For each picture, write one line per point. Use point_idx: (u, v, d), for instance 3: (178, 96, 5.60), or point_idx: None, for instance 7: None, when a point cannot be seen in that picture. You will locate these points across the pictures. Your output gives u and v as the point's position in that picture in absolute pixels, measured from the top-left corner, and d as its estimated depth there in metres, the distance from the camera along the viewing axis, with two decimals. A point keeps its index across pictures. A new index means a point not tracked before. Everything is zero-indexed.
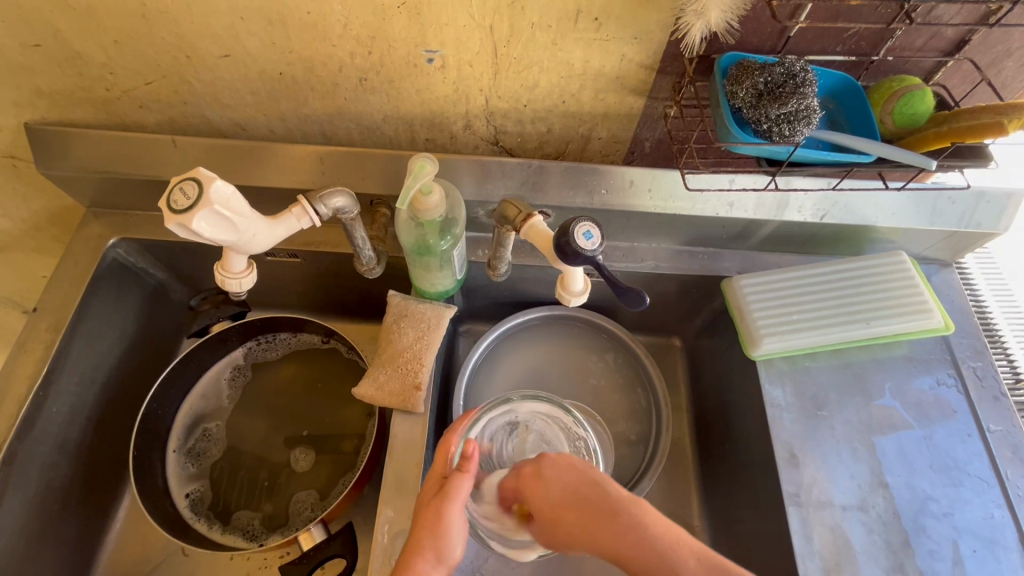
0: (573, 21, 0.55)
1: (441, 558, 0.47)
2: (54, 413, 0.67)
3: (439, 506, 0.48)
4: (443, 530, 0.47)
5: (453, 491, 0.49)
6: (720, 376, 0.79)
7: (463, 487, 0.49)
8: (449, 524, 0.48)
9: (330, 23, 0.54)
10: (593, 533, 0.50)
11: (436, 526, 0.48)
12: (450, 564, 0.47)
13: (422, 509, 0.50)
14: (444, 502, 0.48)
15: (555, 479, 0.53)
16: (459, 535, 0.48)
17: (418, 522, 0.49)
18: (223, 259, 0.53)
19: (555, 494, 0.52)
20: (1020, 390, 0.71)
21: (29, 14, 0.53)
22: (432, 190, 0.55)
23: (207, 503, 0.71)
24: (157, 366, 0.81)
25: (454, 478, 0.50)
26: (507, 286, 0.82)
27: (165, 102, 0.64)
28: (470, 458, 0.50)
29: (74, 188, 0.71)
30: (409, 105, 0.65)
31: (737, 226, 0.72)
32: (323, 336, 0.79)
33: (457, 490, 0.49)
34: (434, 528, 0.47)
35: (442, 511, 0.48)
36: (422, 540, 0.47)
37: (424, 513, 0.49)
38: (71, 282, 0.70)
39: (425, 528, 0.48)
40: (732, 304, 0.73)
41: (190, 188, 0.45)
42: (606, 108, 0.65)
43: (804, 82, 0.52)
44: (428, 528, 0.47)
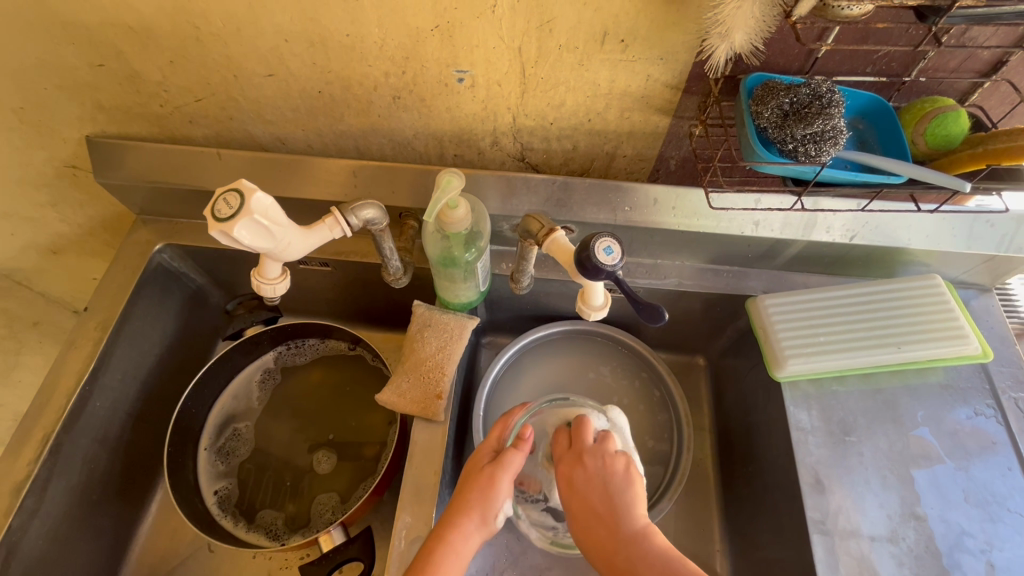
0: (599, 42, 0.56)
1: (488, 518, 0.54)
2: (98, 407, 0.70)
3: (488, 479, 0.55)
4: (492, 498, 0.54)
5: (508, 463, 0.56)
6: (744, 397, 0.78)
7: (515, 461, 0.56)
8: (498, 489, 0.55)
9: (367, 45, 0.57)
10: (599, 544, 0.54)
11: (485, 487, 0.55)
12: (496, 520, 0.55)
13: (470, 477, 0.56)
14: (498, 469, 0.55)
15: (591, 486, 0.56)
16: (506, 494, 0.56)
17: (462, 493, 0.55)
18: (259, 265, 0.53)
19: (580, 505, 0.56)
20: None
21: (96, 38, 0.58)
22: (458, 204, 0.57)
23: (234, 501, 0.73)
24: (192, 366, 0.85)
25: (487, 468, 0.56)
26: (530, 300, 0.83)
27: (213, 118, 0.68)
28: (524, 439, 0.57)
29: (127, 196, 0.76)
30: (439, 122, 0.67)
31: (763, 245, 0.71)
32: (351, 343, 0.81)
33: (510, 463, 0.56)
34: (484, 488, 0.55)
35: (494, 479, 0.55)
36: (472, 499, 0.54)
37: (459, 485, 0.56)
38: (120, 283, 0.74)
39: (473, 493, 0.55)
40: (757, 323, 0.71)
41: (234, 197, 0.45)
42: (631, 126, 0.67)
43: (831, 103, 0.52)
44: (480, 490, 0.55)
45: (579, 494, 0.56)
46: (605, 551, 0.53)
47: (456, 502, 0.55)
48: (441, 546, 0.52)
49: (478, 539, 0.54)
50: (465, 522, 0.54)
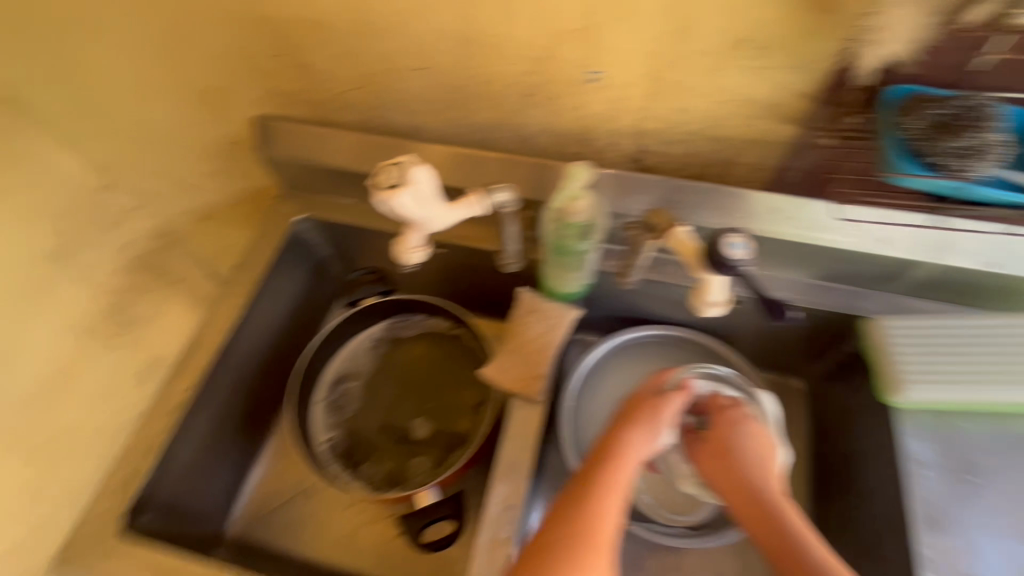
0: (736, 48, 0.58)
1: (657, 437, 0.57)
2: (239, 351, 0.81)
3: (661, 403, 0.59)
4: (664, 420, 0.58)
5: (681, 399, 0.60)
6: (848, 423, 0.75)
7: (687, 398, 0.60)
8: (668, 416, 0.58)
9: (512, 44, 0.62)
10: (740, 487, 0.56)
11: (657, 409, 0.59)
12: (663, 439, 0.58)
13: (639, 401, 0.61)
14: (670, 400, 0.59)
15: (750, 435, 0.58)
16: (674, 423, 0.59)
17: (632, 411, 0.60)
18: (403, 235, 0.57)
19: (731, 449, 0.58)
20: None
21: (283, 31, 0.68)
22: (580, 197, 0.61)
23: (340, 451, 0.81)
24: (312, 328, 0.94)
25: (658, 395, 0.60)
26: (627, 301, 0.85)
27: (363, 106, 0.77)
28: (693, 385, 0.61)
29: (280, 172, 0.87)
30: (564, 120, 0.71)
31: (886, 265, 0.68)
32: (453, 323, 0.87)
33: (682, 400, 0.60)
34: (656, 410, 0.59)
35: (667, 404, 0.59)
36: (644, 416, 0.59)
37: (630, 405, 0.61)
38: (266, 247, 0.85)
39: (644, 412, 0.59)
40: (872, 343, 0.68)
41: (395, 171, 0.50)
42: (755, 134, 0.67)
43: (985, 116, 0.50)
44: (652, 412, 0.59)
45: (734, 439, 0.59)
46: (755, 492, 0.54)
47: (626, 417, 0.59)
48: (613, 450, 0.56)
49: (646, 451, 0.57)
50: (637, 433, 0.57)
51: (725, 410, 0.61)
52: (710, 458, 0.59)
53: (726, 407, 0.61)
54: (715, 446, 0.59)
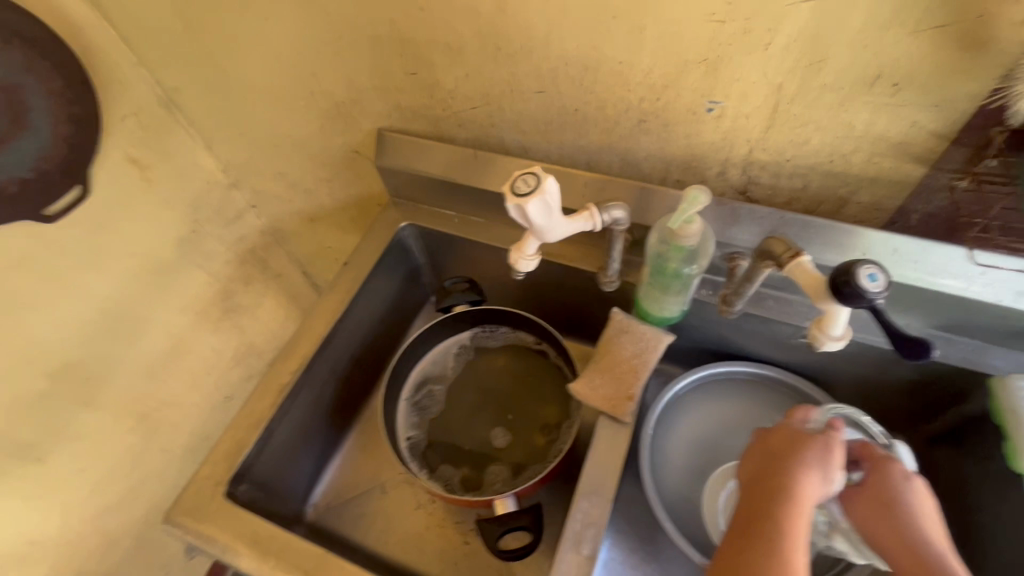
0: (869, 84, 0.57)
1: (829, 481, 0.55)
2: (338, 343, 0.85)
3: (830, 444, 0.56)
4: (835, 464, 0.55)
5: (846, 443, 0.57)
6: (963, 491, 0.69)
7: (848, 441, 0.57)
8: (839, 456, 0.56)
9: (634, 71, 0.65)
10: (909, 544, 0.53)
11: (824, 448, 0.56)
12: (835, 484, 0.55)
13: (801, 439, 0.57)
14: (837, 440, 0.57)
15: (917, 489, 0.56)
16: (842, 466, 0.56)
17: (797, 449, 0.57)
18: (519, 242, 0.59)
19: (897, 500, 0.55)
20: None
21: (419, 53, 0.74)
22: (693, 220, 0.60)
23: (421, 451, 0.83)
24: (400, 330, 0.99)
25: (823, 435, 0.57)
26: (719, 334, 0.83)
27: (478, 124, 0.81)
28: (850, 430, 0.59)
29: (391, 180, 0.93)
30: (674, 147, 0.72)
31: (1021, 320, 0.63)
32: (538, 338, 0.88)
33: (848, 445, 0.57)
34: (826, 451, 0.56)
35: (836, 446, 0.56)
36: (812, 456, 0.56)
37: (791, 441, 0.58)
38: (371, 248, 0.91)
39: (810, 450, 0.56)
40: (1002, 403, 0.63)
41: (531, 179, 0.51)
42: (876, 172, 0.65)
43: None
44: (823, 454, 0.56)
45: (899, 491, 0.56)
46: (932, 549, 0.52)
47: (791, 457, 0.56)
48: (792, 491, 0.53)
49: (817, 495, 0.54)
50: (811, 474, 0.54)
51: (887, 459, 0.58)
52: (871, 506, 0.57)
53: (886, 457, 0.59)
54: (874, 496, 0.57)
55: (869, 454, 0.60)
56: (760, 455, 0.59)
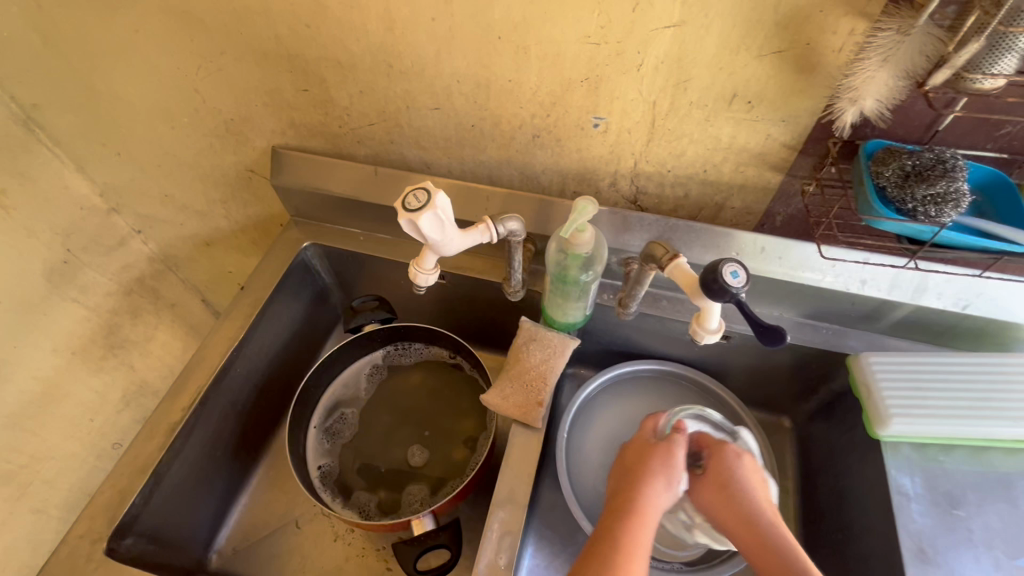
0: (727, 102, 0.64)
1: (672, 486, 0.57)
2: (238, 373, 0.80)
3: (667, 450, 0.59)
4: (675, 468, 0.58)
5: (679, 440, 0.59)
6: (837, 460, 0.77)
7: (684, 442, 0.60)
8: (677, 459, 0.58)
9: (523, 89, 0.68)
10: (746, 523, 0.54)
11: (665, 455, 0.59)
12: (677, 489, 0.57)
13: (645, 452, 0.60)
14: (674, 444, 0.59)
15: (746, 469, 0.58)
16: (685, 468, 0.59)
17: (643, 462, 0.59)
18: (418, 257, 0.59)
19: (731, 481, 0.57)
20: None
21: (309, 69, 0.72)
22: (585, 229, 0.64)
23: (334, 478, 0.80)
24: (309, 354, 0.95)
25: (664, 442, 0.60)
26: (623, 335, 0.88)
27: (377, 141, 0.81)
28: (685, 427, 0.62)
29: (291, 200, 0.90)
30: (568, 161, 0.76)
31: (867, 305, 0.73)
32: (452, 351, 0.88)
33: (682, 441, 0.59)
34: (664, 458, 0.58)
35: (672, 450, 0.59)
36: (653, 467, 0.58)
37: (638, 456, 0.60)
38: (271, 271, 0.87)
39: (653, 461, 0.58)
40: (858, 379, 0.71)
41: (422, 194, 0.52)
42: (743, 180, 0.72)
43: (954, 168, 0.55)
44: (664, 463, 0.58)
45: (731, 474, 0.58)
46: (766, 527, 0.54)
47: (636, 471, 0.59)
48: (636, 505, 0.55)
49: (663, 503, 0.56)
50: (655, 484, 0.57)
51: (719, 444, 0.61)
52: (709, 491, 0.58)
53: (720, 441, 0.61)
54: (713, 480, 0.58)
55: (705, 441, 0.62)
56: (618, 473, 0.61)
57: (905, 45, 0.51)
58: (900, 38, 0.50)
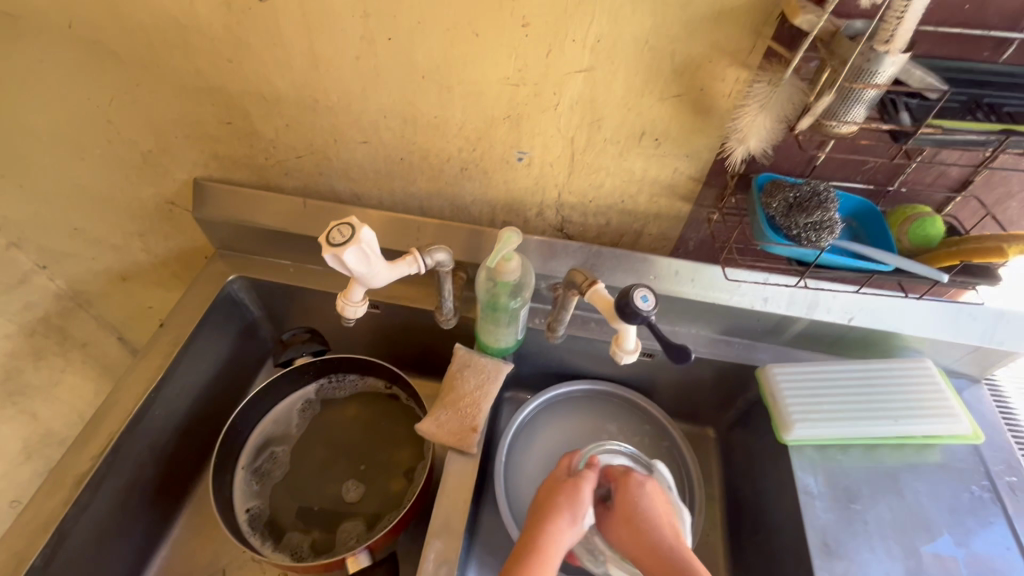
0: (637, 139, 0.69)
1: (577, 518, 0.60)
2: (156, 415, 0.76)
3: (574, 485, 0.62)
4: (580, 501, 0.61)
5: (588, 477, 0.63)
6: (753, 465, 0.83)
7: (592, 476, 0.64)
8: (582, 493, 0.61)
9: (449, 125, 0.71)
10: (654, 547, 0.58)
11: (572, 491, 0.62)
12: (582, 524, 0.60)
13: (555, 488, 0.63)
14: (579, 479, 0.63)
15: (651, 496, 0.63)
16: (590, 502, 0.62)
17: (551, 499, 0.62)
18: (346, 289, 0.59)
19: (638, 510, 0.61)
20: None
21: (232, 103, 0.72)
22: (512, 258, 0.67)
23: (264, 521, 0.77)
24: (237, 391, 0.91)
25: (571, 478, 0.63)
26: (556, 357, 0.91)
27: (306, 173, 0.81)
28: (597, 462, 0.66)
29: (215, 232, 0.87)
30: (495, 192, 0.79)
31: (771, 320, 0.80)
32: (388, 381, 0.87)
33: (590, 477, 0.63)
34: (571, 494, 0.62)
35: (580, 485, 0.62)
36: (561, 503, 0.61)
37: (547, 493, 0.63)
38: (193, 306, 0.83)
39: (560, 497, 0.61)
40: (766, 389, 0.78)
41: (345, 229, 0.52)
42: (657, 210, 0.78)
43: (827, 200, 0.63)
44: (571, 497, 0.61)
45: (636, 503, 0.62)
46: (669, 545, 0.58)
47: (545, 508, 0.61)
48: (541, 539, 0.58)
49: (569, 538, 0.59)
50: (560, 519, 0.59)
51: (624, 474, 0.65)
52: (620, 524, 0.62)
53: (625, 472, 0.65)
54: (623, 513, 0.62)
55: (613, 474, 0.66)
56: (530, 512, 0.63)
57: (777, 95, 0.57)
58: (772, 88, 0.57)
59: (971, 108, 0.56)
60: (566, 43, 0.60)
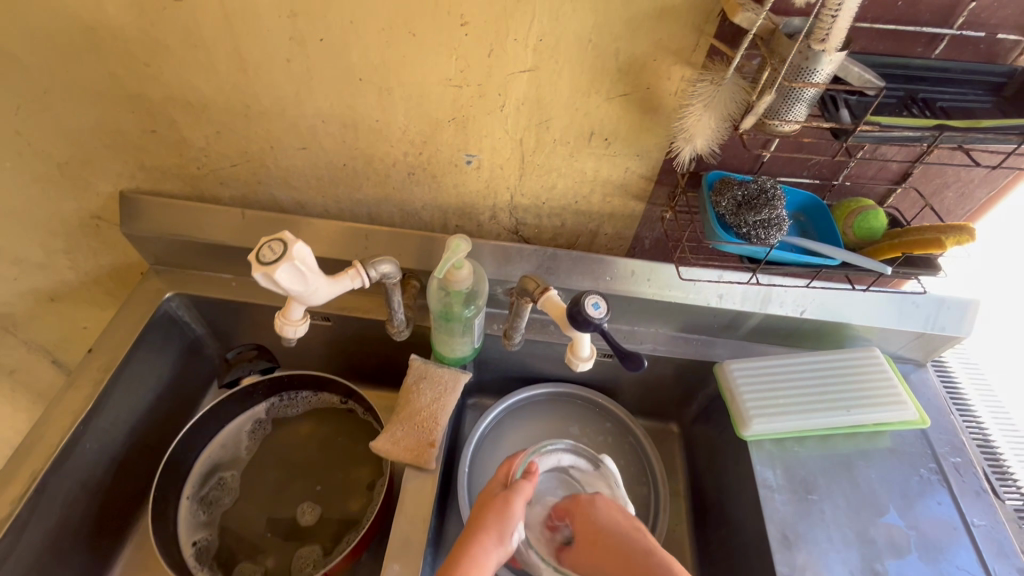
0: (587, 139, 0.68)
1: (505, 536, 0.57)
2: (87, 448, 0.70)
3: (504, 501, 0.59)
4: (510, 518, 0.58)
5: (520, 489, 0.61)
6: (715, 460, 0.83)
7: (527, 488, 0.61)
8: (512, 508, 0.59)
9: (392, 129, 0.68)
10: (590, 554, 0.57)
11: (502, 508, 0.59)
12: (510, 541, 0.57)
13: (485, 502, 0.60)
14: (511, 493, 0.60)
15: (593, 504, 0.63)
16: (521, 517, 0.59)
17: (482, 512, 0.59)
18: (283, 308, 0.56)
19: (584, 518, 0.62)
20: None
21: (155, 110, 0.67)
22: (462, 266, 0.64)
23: (212, 553, 0.72)
24: (181, 415, 0.86)
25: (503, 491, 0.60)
26: (517, 362, 0.89)
27: (243, 182, 0.76)
28: (534, 470, 0.63)
29: (147, 247, 0.81)
30: (446, 197, 0.77)
31: (727, 316, 0.80)
32: (343, 396, 0.84)
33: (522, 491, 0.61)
34: (501, 509, 0.59)
35: (509, 501, 0.59)
36: (489, 520, 0.58)
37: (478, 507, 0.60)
38: (126, 328, 0.78)
39: (489, 513, 0.58)
40: (723, 386, 0.78)
41: (276, 245, 0.49)
42: (611, 210, 0.77)
43: (774, 197, 0.63)
44: (500, 515, 0.58)
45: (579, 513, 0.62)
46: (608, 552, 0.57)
47: (473, 524, 0.58)
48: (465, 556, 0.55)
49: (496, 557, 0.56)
50: (487, 537, 0.56)
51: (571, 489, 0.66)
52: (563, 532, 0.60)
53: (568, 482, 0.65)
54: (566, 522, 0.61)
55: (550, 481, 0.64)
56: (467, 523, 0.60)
57: (720, 94, 0.57)
58: (715, 87, 0.56)
59: (907, 104, 0.57)
60: (508, 42, 0.58)
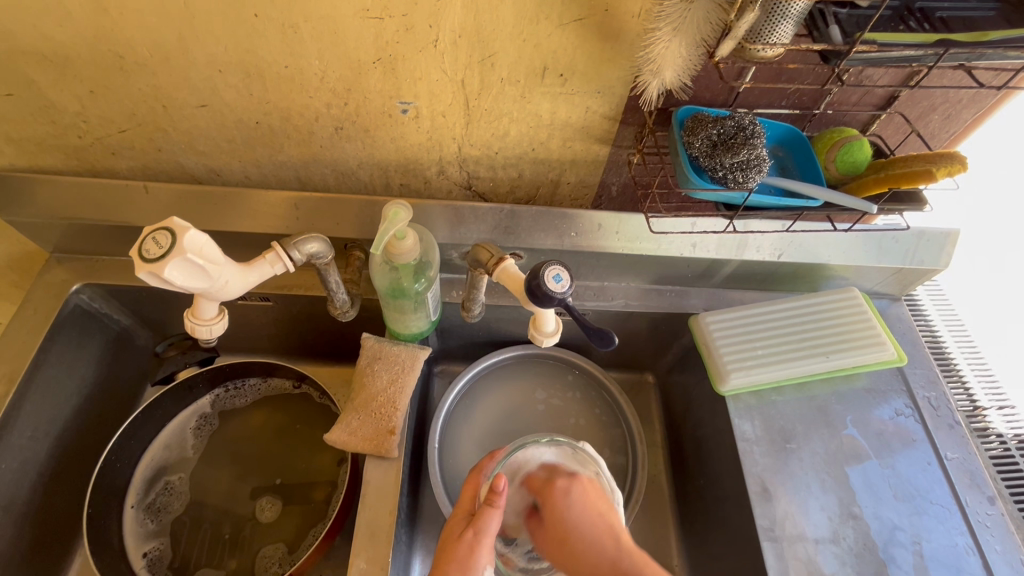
0: (540, 76, 0.58)
1: None
2: (3, 470, 0.63)
3: (467, 552, 0.48)
4: (471, 565, 0.48)
5: (485, 525, 0.50)
6: (691, 411, 0.81)
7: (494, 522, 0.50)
8: (478, 557, 0.49)
9: (308, 76, 0.57)
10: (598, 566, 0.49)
11: (465, 559, 0.48)
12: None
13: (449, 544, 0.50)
14: (475, 535, 0.49)
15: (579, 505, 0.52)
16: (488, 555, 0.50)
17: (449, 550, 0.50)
18: (193, 307, 0.53)
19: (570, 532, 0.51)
20: (978, 418, 0.74)
21: (6, 69, 0.54)
22: (406, 234, 0.56)
23: (166, 562, 0.67)
24: (117, 416, 0.78)
25: (469, 534, 0.50)
26: (482, 327, 0.83)
27: (139, 149, 0.64)
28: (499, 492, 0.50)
29: (39, 234, 0.70)
30: (383, 152, 0.67)
31: (701, 265, 0.75)
32: (295, 381, 0.77)
33: (487, 525, 0.50)
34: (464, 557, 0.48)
35: (475, 551, 0.49)
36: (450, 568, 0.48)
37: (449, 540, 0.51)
38: (29, 329, 0.68)
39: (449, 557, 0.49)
40: (700, 339, 0.75)
41: (163, 237, 0.45)
42: (573, 155, 0.69)
43: (754, 134, 0.56)
44: (458, 563, 0.48)
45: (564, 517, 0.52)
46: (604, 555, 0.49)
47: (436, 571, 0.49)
48: None
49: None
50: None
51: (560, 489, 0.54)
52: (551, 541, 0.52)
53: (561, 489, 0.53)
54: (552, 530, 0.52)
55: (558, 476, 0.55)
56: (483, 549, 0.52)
57: (691, 15, 0.48)
58: (686, 7, 0.47)
59: (903, 15, 0.50)
60: None
